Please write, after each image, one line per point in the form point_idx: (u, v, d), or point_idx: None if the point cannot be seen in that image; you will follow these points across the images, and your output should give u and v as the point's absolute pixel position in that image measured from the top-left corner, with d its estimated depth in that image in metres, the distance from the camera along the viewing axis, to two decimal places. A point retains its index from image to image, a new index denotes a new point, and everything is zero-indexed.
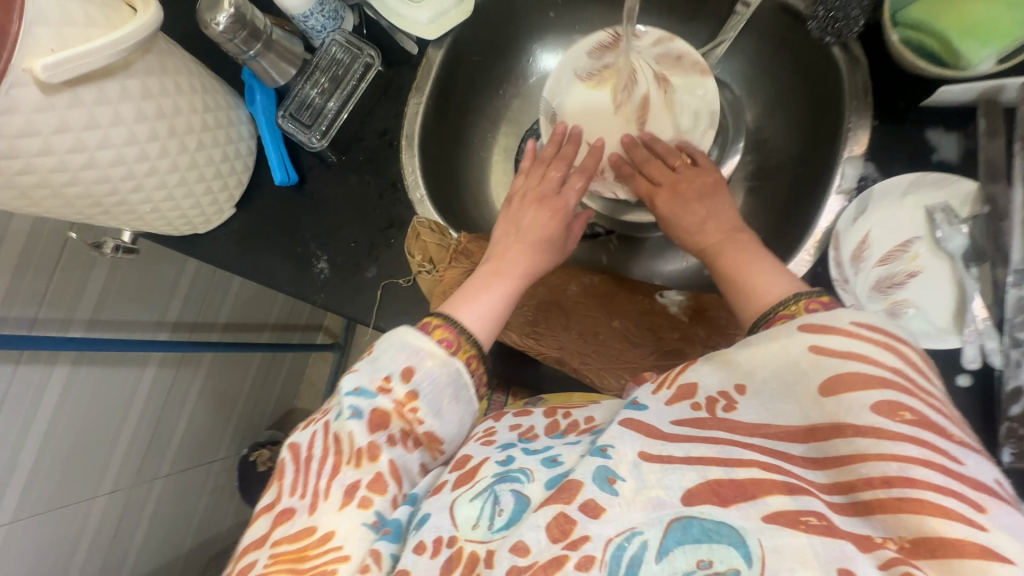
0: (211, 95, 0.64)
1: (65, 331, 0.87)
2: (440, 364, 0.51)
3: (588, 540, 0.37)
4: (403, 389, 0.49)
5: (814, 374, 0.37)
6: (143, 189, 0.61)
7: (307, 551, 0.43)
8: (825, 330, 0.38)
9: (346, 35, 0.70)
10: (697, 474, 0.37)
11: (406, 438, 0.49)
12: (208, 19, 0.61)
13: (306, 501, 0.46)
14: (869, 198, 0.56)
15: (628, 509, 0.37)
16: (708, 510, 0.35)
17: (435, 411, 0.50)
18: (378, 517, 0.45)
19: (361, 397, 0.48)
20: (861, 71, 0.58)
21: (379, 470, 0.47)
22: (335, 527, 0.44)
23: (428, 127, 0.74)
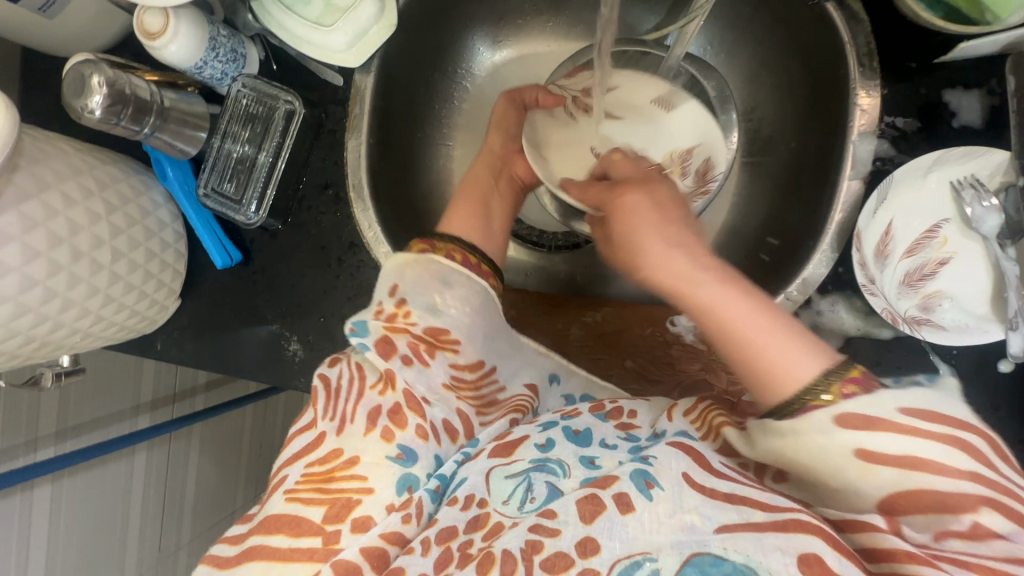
0: (107, 193, 0.54)
1: (33, 453, 0.80)
2: (421, 266, 0.48)
3: (595, 553, 0.34)
4: (391, 301, 0.47)
5: (860, 484, 0.33)
6: (63, 324, 0.52)
7: (334, 473, 0.40)
8: (872, 424, 0.33)
9: (254, 82, 0.59)
10: (735, 516, 0.33)
11: (418, 352, 0.46)
12: (79, 107, 0.50)
13: (334, 423, 0.42)
14: (889, 183, 0.50)
15: (654, 529, 0.34)
16: (729, 548, 0.32)
17: (428, 308, 0.47)
18: (403, 449, 0.41)
19: (360, 331, 0.45)
20: (864, 32, 0.50)
21: (400, 398, 0.43)
22: (361, 452, 0.40)
23: (377, 167, 0.64)
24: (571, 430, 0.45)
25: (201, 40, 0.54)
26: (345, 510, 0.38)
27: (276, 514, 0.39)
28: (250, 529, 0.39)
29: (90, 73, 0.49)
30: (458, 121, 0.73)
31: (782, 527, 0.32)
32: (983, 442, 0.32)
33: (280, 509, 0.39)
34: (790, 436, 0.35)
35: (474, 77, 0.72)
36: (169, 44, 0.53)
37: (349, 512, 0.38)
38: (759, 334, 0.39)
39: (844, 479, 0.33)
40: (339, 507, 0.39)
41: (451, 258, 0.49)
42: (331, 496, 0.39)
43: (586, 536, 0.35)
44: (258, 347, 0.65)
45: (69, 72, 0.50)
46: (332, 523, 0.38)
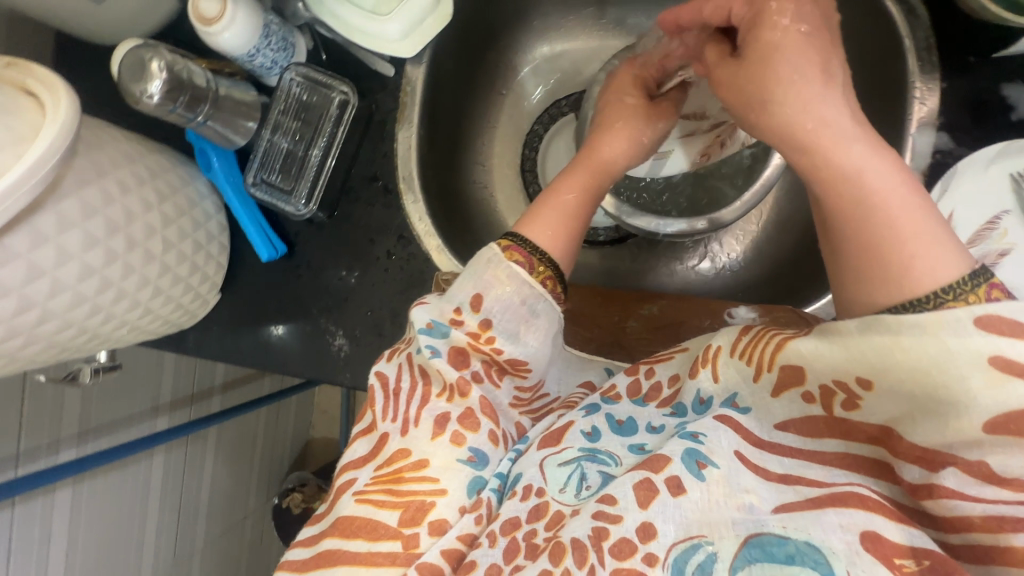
0: (158, 182, 0.53)
1: (55, 455, 0.77)
2: (514, 285, 0.43)
3: (654, 538, 0.34)
4: (474, 320, 0.42)
5: (985, 397, 0.27)
6: (114, 316, 0.51)
7: (403, 473, 0.40)
8: (1015, 329, 0.27)
9: (306, 70, 0.58)
10: (792, 493, 0.33)
11: (489, 372, 0.43)
12: (137, 92, 0.48)
13: (397, 424, 0.41)
14: (951, 175, 0.51)
15: (708, 511, 0.34)
16: (789, 526, 0.31)
17: (512, 337, 0.42)
18: (474, 452, 0.41)
19: (433, 334, 0.42)
20: (922, 28, 0.51)
21: (471, 404, 0.41)
22: (429, 455, 0.40)
23: (426, 160, 0.63)
24: (616, 419, 0.43)
25: (257, 27, 0.53)
26: (420, 513, 0.39)
27: (349, 517, 0.39)
28: (323, 530, 0.40)
29: (149, 57, 0.48)
30: (500, 116, 0.73)
31: (836, 501, 0.32)
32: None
33: (352, 512, 0.39)
34: (905, 335, 0.29)
35: (518, 72, 0.72)
36: (224, 30, 0.52)
37: (425, 515, 0.39)
38: (897, 216, 0.32)
39: (967, 393, 0.28)
40: (413, 511, 0.39)
41: (544, 288, 0.44)
42: (405, 500, 0.39)
43: (644, 522, 0.34)
44: (301, 341, 0.64)
45: (127, 55, 0.48)
46: (409, 526, 0.39)
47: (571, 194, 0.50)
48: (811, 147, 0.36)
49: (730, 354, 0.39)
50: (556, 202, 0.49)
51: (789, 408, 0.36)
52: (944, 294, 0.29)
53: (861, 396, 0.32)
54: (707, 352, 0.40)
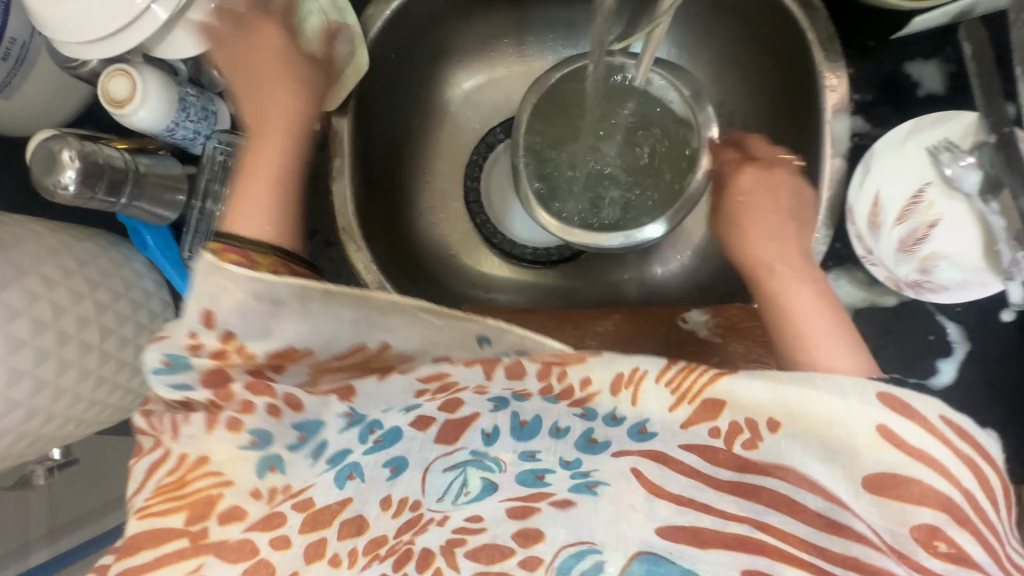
0: (88, 270, 0.52)
1: (24, 560, 0.74)
2: (243, 286, 0.34)
3: (541, 541, 0.31)
4: (212, 338, 0.34)
5: (868, 457, 0.30)
6: (55, 414, 0.49)
7: (186, 479, 0.34)
8: (907, 410, 0.30)
9: (230, 137, 0.58)
10: (695, 517, 0.31)
11: (262, 373, 0.37)
12: (51, 184, 0.47)
13: (165, 429, 0.35)
14: (869, 158, 0.52)
15: (608, 530, 0.30)
16: (680, 552, 0.29)
17: (264, 330, 0.35)
18: (259, 436, 0.35)
19: (172, 372, 0.35)
20: (822, 19, 0.52)
21: (272, 398, 0.36)
22: (210, 450, 0.35)
23: (365, 208, 0.62)
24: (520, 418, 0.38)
25: (172, 102, 0.53)
26: (207, 508, 0.33)
27: (130, 540, 0.32)
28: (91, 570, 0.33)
29: (59, 148, 0.47)
30: (438, 151, 0.73)
31: (742, 542, 0.29)
32: (974, 456, 0.30)
33: (130, 531, 0.32)
34: (797, 384, 0.32)
35: (449, 105, 0.73)
36: (138, 110, 0.51)
37: (212, 508, 0.33)
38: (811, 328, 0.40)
39: (852, 449, 0.31)
40: (200, 507, 0.33)
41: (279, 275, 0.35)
42: (189, 499, 0.33)
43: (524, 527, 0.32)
44: None
45: (37, 149, 0.47)
46: (197, 522, 0.33)
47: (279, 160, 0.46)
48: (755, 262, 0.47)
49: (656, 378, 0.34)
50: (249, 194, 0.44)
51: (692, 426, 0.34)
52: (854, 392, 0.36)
53: (767, 437, 0.32)
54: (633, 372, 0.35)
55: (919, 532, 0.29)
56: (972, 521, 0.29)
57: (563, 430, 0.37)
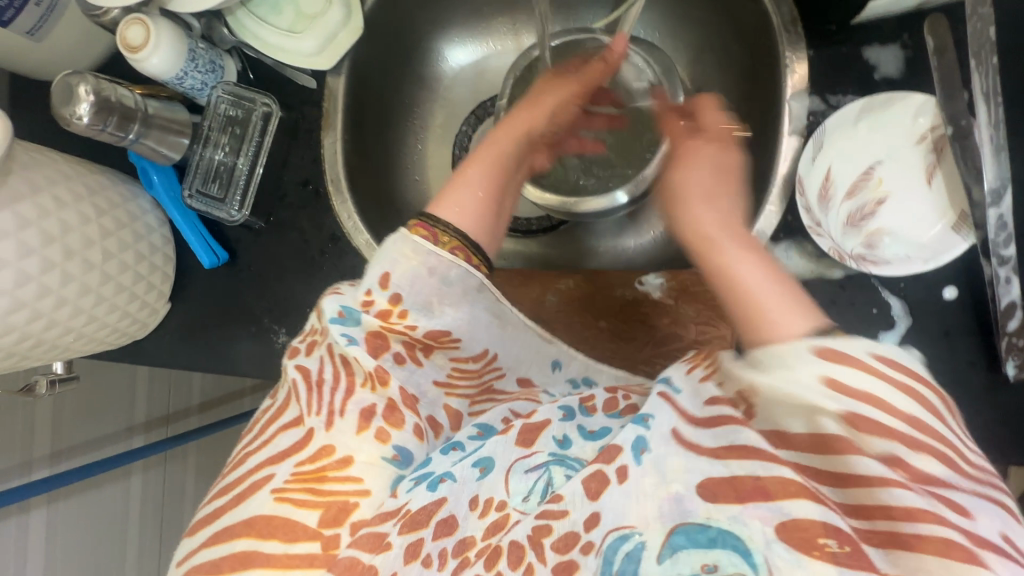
0: (97, 198, 0.57)
1: (27, 475, 0.80)
2: (421, 258, 0.47)
3: (597, 526, 0.39)
4: (385, 299, 0.46)
5: (826, 404, 0.33)
6: (57, 322, 0.55)
7: (326, 472, 0.43)
8: (842, 358, 0.33)
9: (231, 87, 0.62)
10: (721, 470, 0.37)
11: (412, 352, 0.49)
12: (68, 115, 0.53)
13: (322, 418, 0.45)
14: (822, 132, 0.54)
15: (642, 503, 0.38)
16: (712, 515, 0.36)
17: (426, 310, 0.47)
18: (398, 450, 0.45)
19: (347, 323, 0.46)
20: (786, 2, 0.55)
21: (392, 395, 0.46)
22: (354, 451, 0.44)
23: (354, 164, 0.67)
24: (588, 429, 0.48)
25: (182, 51, 0.58)
26: (342, 514, 0.43)
27: (267, 516, 0.42)
28: (233, 532, 0.42)
29: (77, 83, 0.53)
30: (431, 120, 0.77)
31: (767, 496, 0.35)
32: (937, 399, 0.33)
33: (272, 510, 0.42)
34: (775, 364, 0.35)
35: (443, 78, 0.77)
36: (151, 56, 0.56)
37: (347, 515, 0.43)
38: (760, 289, 0.39)
39: (792, 375, 0.34)
40: (335, 511, 0.43)
41: (454, 257, 0.48)
42: (326, 500, 0.43)
43: (594, 512, 0.40)
44: (249, 342, 0.68)
45: (57, 83, 0.53)
46: (330, 527, 0.43)
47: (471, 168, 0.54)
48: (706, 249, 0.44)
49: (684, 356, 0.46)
50: (461, 180, 0.53)
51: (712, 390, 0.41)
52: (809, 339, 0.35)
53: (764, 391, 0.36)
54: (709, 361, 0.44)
55: (894, 457, 0.31)
56: (931, 445, 0.31)
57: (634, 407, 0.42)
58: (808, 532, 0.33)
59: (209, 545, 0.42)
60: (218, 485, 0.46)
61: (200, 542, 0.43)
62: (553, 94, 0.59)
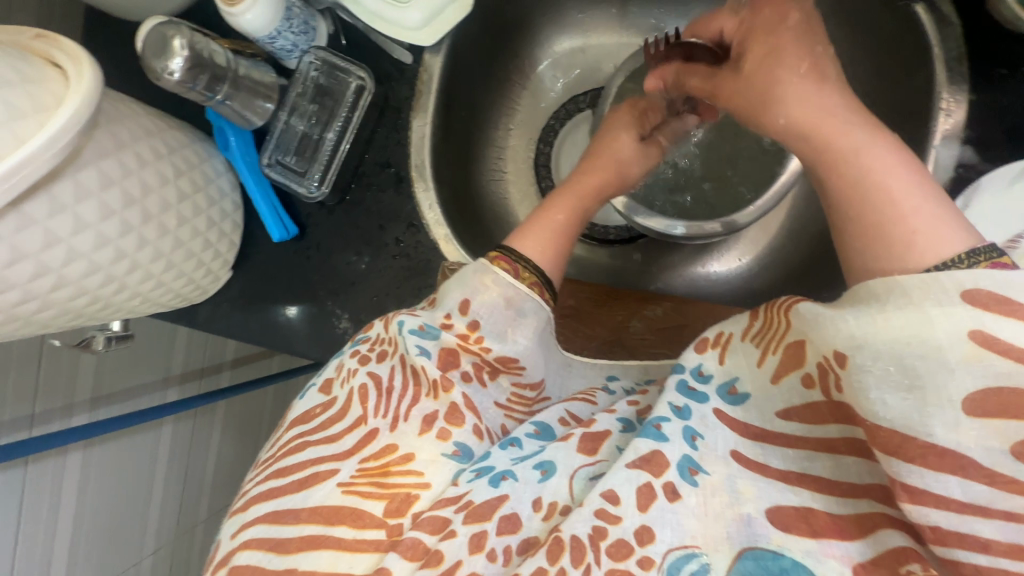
0: (175, 158, 0.54)
1: (68, 419, 0.80)
2: (501, 288, 0.45)
3: (651, 542, 0.36)
4: (464, 323, 0.44)
5: (965, 372, 0.27)
6: (127, 286, 0.52)
7: (390, 466, 0.40)
8: (1007, 304, 0.26)
9: (325, 54, 0.58)
10: (788, 496, 0.35)
11: (479, 373, 0.45)
12: (159, 68, 0.49)
13: (386, 420, 0.42)
14: (974, 191, 0.49)
15: (706, 523, 0.36)
16: (785, 543, 0.34)
17: (501, 337, 0.45)
18: (460, 447, 0.41)
19: (425, 336, 0.44)
20: (954, 36, 0.49)
21: (455, 400, 0.42)
22: (416, 449, 0.41)
23: (439, 150, 0.63)
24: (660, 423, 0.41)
25: (279, 9, 0.53)
26: (405, 504, 0.39)
27: (333, 506, 0.39)
28: (300, 517, 0.38)
29: (172, 35, 0.49)
30: (517, 108, 0.72)
31: (843, 533, 0.33)
32: None
33: (338, 501, 0.39)
34: (892, 304, 0.29)
35: (536, 64, 0.71)
36: (247, 11, 0.52)
37: (410, 506, 0.39)
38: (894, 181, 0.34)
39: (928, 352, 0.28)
40: (399, 501, 0.39)
41: (531, 291, 0.47)
42: (391, 491, 0.40)
43: (644, 525, 0.36)
44: (308, 323, 0.66)
45: (150, 31, 0.49)
46: (394, 517, 0.39)
47: (561, 215, 0.53)
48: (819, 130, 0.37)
49: (741, 339, 0.40)
50: (544, 219, 0.52)
51: (790, 395, 0.36)
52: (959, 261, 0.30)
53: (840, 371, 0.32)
54: (719, 337, 0.42)
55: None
56: None
57: (684, 409, 0.39)
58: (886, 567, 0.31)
59: (252, 526, 0.39)
60: (272, 466, 0.42)
61: (252, 520, 0.40)
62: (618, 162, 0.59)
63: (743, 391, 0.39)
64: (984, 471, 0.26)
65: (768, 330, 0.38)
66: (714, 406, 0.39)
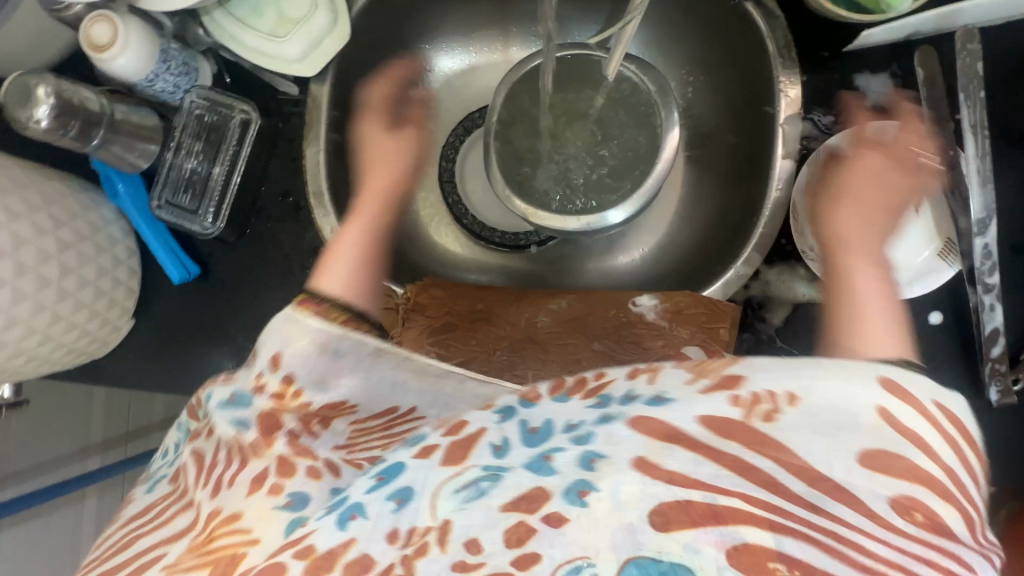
0: (53, 209, 0.53)
1: None
2: (310, 335, 0.39)
3: (538, 561, 0.29)
4: (276, 379, 0.38)
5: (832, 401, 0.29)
6: (6, 343, 0.50)
7: (213, 536, 0.35)
8: (908, 396, 0.29)
9: (207, 92, 0.59)
10: (688, 493, 0.29)
11: (309, 425, 0.39)
12: (24, 118, 0.49)
13: (208, 491, 0.38)
14: (817, 158, 0.55)
15: (592, 532, 0.29)
16: (667, 547, 0.28)
17: (321, 387, 0.39)
18: (295, 498, 0.36)
19: (237, 405, 0.38)
20: (781, 27, 0.56)
21: (281, 454, 0.37)
22: (244, 508, 0.36)
23: (337, 176, 0.64)
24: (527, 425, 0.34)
25: (153, 52, 0.54)
26: (230, 567, 0.34)
27: None
28: None
29: (36, 84, 0.49)
30: None
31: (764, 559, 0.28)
32: (957, 431, 0.30)
33: None
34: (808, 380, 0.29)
35: (429, 87, 0.75)
36: (118, 57, 0.52)
37: (234, 567, 0.34)
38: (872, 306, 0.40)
39: None
40: (224, 565, 0.34)
41: (344, 327, 0.40)
42: (215, 556, 0.34)
43: (523, 553, 0.30)
44: (222, 363, 0.64)
45: (11, 84, 0.49)
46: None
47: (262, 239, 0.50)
48: (840, 253, 0.44)
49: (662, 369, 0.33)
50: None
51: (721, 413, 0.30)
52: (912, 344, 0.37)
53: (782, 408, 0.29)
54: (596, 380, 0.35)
55: (897, 502, 0.28)
56: (953, 495, 0.29)
57: (585, 432, 0.32)
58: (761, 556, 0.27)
59: None
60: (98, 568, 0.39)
61: None
62: (400, 155, 0.58)
63: (667, 396, 0.31)
64: (875, 514, 0.28)
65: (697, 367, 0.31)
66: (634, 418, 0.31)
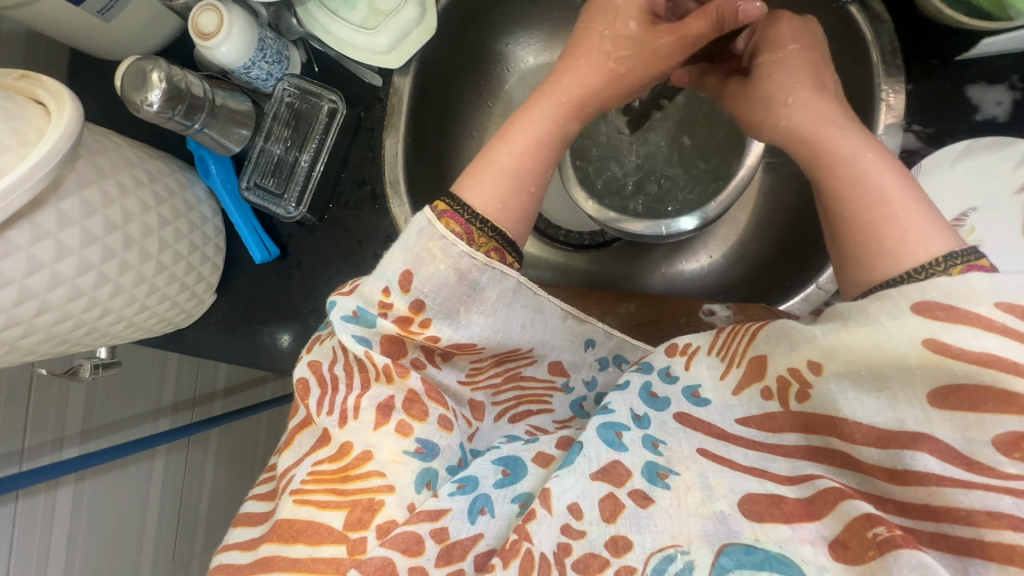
0: (157, 186, 0.56)
1: (59, 452, 0.80)
2: (448, 261, 0.39)
3: (629, 550, 0.35)
4: (405, 303, 0.39)
5: (924, 373, 0.31)
6: (111, 310, 0.53)
7: (349, 471, 0.38)
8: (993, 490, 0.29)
9: (298, 80, 0.61)
10: (757, 485, 0.35)
11: (431, 357, 0.43)
12: (137, 100, 0.52)
13: (333, 418, 0.39)
14: (916, 173, 0.52)
15: (683, 521, 0.35)
16: (760, 536, 0.33)
17: (450, 319, 0.41)
18: (421, 443, 0.39)
19: (360, 322, 0.40)
20: (888, 31, 0.52)
21: (412, 388, 0.40)
22: (373, 447, 0.38)
23: (412, 166, 0.65)
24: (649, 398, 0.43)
25: (252, 41, 0.56)
26: (367, 514, 0.37)
27: (288, 520, 0.37)
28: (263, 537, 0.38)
29: (150, 69, 0.52)
30: (488, 124, 0.76)
31: (811, 514, 0.33)
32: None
33: (290, 514, 0.37)
34: (854, 321, 0.33)
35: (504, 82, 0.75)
36: (222, 43, 0.54)
37: (372, 516, 0.37)
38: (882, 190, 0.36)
39: None
40: (360, 511, 0.37)
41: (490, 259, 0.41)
42: (351, 499, 0.37)
43: (614, 536, 0.36)
44: (292, 340, 0.67)
45: (129, 70, 0.52)
46: (355, 530, 0.37)
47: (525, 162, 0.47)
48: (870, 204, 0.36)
49: (707, 352, 0.43)
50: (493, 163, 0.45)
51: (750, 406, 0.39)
52: (919, 273, 0.34)
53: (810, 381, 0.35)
54: (686, 346, 0.44)
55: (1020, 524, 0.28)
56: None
57: (644, 418, 0.42)
58: (855, 533, 0.31)
59: (231, 546, 0.39)
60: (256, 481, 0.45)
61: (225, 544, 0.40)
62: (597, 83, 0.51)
63: (707, 395, 0.41)
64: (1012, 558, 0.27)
65: (730, 347, 0.41)
66: (674, 410, 0.41)
